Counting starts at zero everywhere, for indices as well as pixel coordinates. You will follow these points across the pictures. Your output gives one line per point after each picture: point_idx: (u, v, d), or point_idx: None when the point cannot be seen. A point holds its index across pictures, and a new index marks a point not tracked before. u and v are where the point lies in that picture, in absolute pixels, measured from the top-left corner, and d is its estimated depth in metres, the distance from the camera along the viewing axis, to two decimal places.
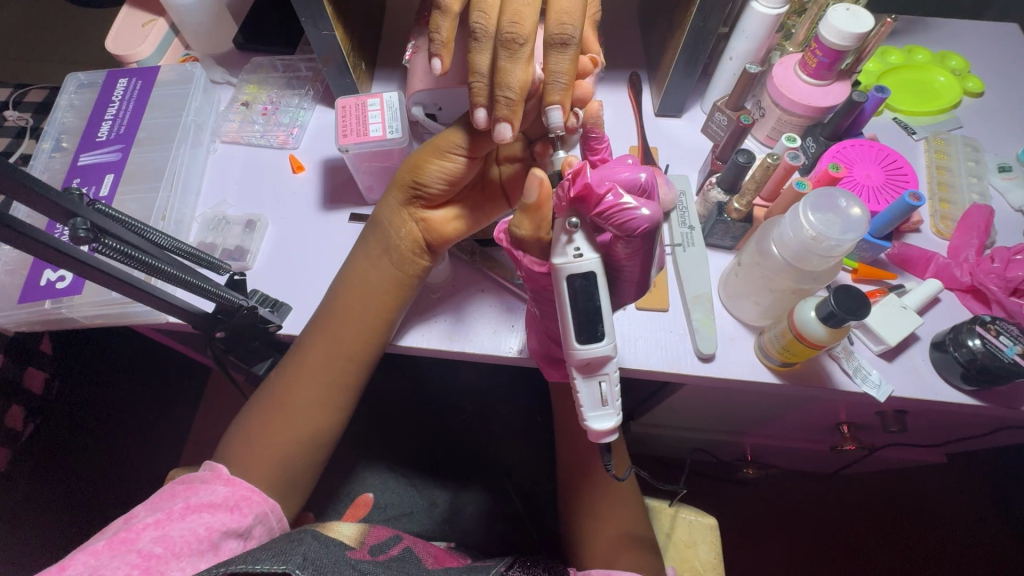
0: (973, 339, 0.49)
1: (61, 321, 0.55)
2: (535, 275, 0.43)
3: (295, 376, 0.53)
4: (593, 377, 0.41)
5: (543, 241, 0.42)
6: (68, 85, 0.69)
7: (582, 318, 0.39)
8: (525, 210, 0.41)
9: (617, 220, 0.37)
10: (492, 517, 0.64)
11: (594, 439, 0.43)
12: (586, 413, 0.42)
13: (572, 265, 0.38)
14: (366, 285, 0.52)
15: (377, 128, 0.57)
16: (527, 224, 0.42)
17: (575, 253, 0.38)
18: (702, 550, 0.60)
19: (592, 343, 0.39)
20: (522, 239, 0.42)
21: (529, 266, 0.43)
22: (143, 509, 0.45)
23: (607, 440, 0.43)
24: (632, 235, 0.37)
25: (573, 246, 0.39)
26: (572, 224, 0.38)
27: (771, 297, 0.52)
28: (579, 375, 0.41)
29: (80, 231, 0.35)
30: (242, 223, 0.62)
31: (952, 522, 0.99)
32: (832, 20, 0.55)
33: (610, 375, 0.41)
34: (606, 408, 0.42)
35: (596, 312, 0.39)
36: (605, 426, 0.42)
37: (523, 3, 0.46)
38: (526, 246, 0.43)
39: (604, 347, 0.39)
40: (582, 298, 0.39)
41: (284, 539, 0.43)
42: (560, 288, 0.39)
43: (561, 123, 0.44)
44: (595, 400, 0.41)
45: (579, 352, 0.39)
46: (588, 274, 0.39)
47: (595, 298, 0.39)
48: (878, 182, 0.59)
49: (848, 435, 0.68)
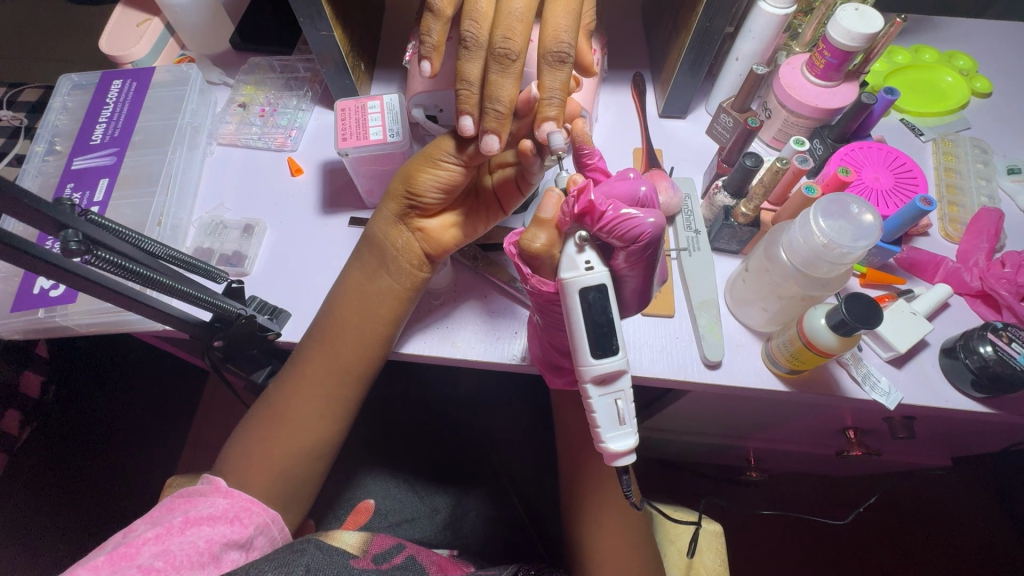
0: (985, 346, 0.49)
1: (56, 329, 0.54)
2: (544, 293, 0.41)
3: (294, 387, 0.52)
4: (609, 394, 0.39)
5: (556, 258, 0.39)
6: (62, 87, 0.68)
7: (593, 333, 0.37)
8: (538, 222, 0.39)
9: (623, 230, 0.36)
10: (496, 523, 0.63)
11: (609, 462, 0.40)
12: (602, 433, 0.39)
13: (583, 278, 0.38)
14: (364, 298, 0.51)
15: (378, 132, 0.56)
16: (542, 236, 0.38)
17: (585, 265, 0.38)
18: (707, 557, 0.59)
19: (607, 358, 0.38)
20: (536, 253, 0.39)
21: (537, 285, 0.40)
22: (142, 523, 0.45)
23: (623, 464, 0.40)
24: (634, 243, 0.37)
25: (582, 258, 0.38)
26: (580, 238, 0.38)
27: (779, 304, 0.51)
28: (594, 392, 0.39)
29: (72, 243, 0.34)
30: (240, 228, 0.60)
31: (955, 523, 0.99)
32: (840, 20, 0.54)
33: (625, 391, 0.39)
34: (623, 427, 0.39)
35: (609, 324, 0.37)
36: (624, 447, 0.39)
37: (517, 17, 0.45)
38: (538, 262, 0.39)
39: (619, 361, 0.38)
40: (595, 310, 0.37)
41: (286, 548, 0.42)
42: (573, 301, 0.38)
43: (562, 145, 0.43)
44: (612, 418, 0.39)
45: (592, 368, 0.38)
46: (600, 286, 0.38)
47: (609, 311, 0.38)
48: (888, 186, 0.58)
49: (854, 440, 0.67)
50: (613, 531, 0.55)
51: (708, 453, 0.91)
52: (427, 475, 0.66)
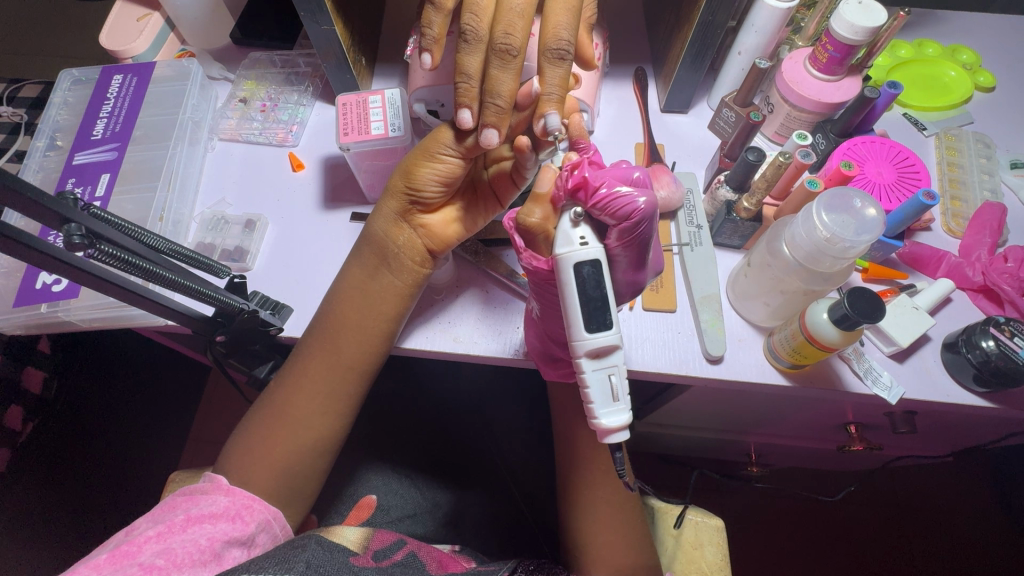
0: (987, 341, 0.48)
1: (59, 324, 0.55)
2: (538, 269, 0.40)
3: (296, 383, 0.52)
4: (602, 369, 0.38)
5: (550, 234, 0.40)
6: (63, 81, 0.67)
7: (590, 307, 0.37)
8: (535, 197, 0.39)
9: (615, 207, 0.37)
10: (497, 518, 0.63)
11: (601, 438, 0.39)
12: (595, 409, 0.39)
13: (578, 253, 0.37)
14: (367, 295, 0.51)
15: (379, 126, 0.56)
16: (537, 211, 0.39)
17: (580, 240, 0.37)
18: (709, 551, 0.59)
19: (600, 332, 0.37)
20: (531, 227, 0.39)
21: (532, 261, 0.40)
22: (145, 520, 0.45)
23: (614, 441, 0.39)
24: (628, 220, 0.37)
25: (577, 233, 0.38)
26: (575, 214, 0.38)
27: (782, 297, 0.51)
28: (588, 365, 0.38)
29: (74, 237, 0.34)
30: (242, 223, 0.61)
31: (951, 517, 1.00)
32: (843, 14, 0.54)
33: (619, 367, 0.38)
34: (617, 403, 0.39)
35: (603, 300, 0.37)
36: (617, 422, 0.38)
37: (517, 13, 0.45)
38: (530, 238, 0.40)
39: (613, 336, 0.37)
40: (589, 285, 0.37)
41: (287, 544, 0.43)
42: (567, 276, 0.37)
43: (560, 126, 0.43)
44: (606, 394, 0.38)
45: (587, 342, 0.37)
46: (595, 262, 0.37)
47: (604, 287, 0.37)
48: (891, 180, 0.58)
49: (856, 435, 0.67)
50: (613, 528, 0.55)
51: (706, 448, 0.91)
52: (429, 470, 0.66)
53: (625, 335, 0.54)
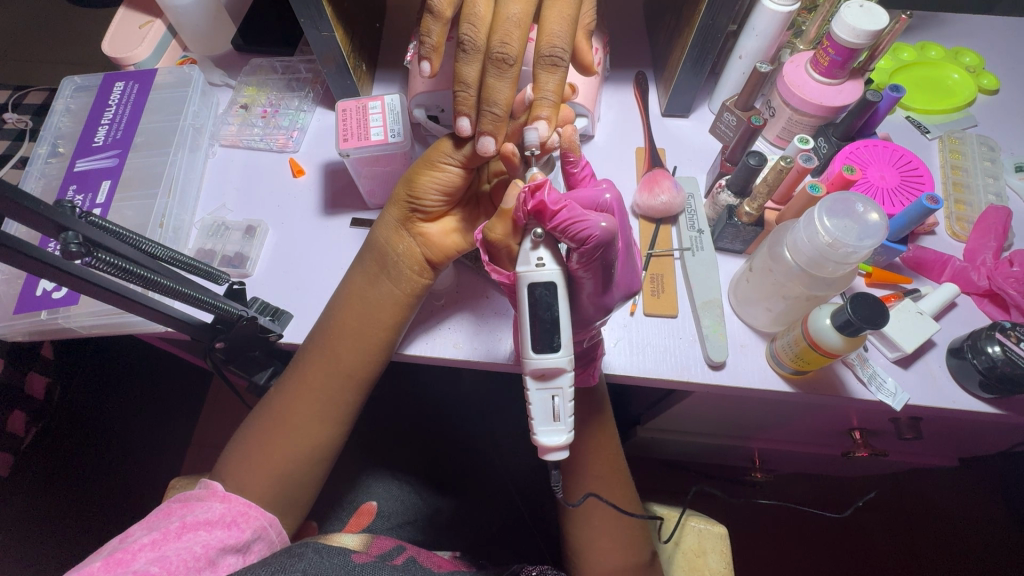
0: (993, 346, 0.48)
1: (60, 331, 0.55)
2: (501, 284, 0.41)
3: (295, 391, 0.51)
4: (546, 389, 0.38)
5: (512, 250, 0.39)
6: (65, 89, 0.68)
7: (538, 327, 0.37)
8: (498, 213, 0.39)
9: (574, 230, 0.36)
10: (495, 525, 0.62)
11: (541, 455, 0.40)
12: (536, 426, 0.39)
13: (533, 274, 0.37)
14: (365, 302, 0.51)
15: (378, 132, 0.55)
16: (500, 227, 0.39)
17: (537, 262, 0.37)
18: (712, 559, 0.57)
19: (547, 353, 0.37)
20: (494, 242, 0.39)
21: (494, 276, 0.40)
22: (139, 527, 0.45)
23: (558, 459, 0.40)
24: (585, 244, 0.36)
25: (535, 254, 0.38)
26: (535, 236, 0.37)
27: (783, 304, 0.51)
28: (532, 384, 0.38)
29: (71, 245, 0.34)
30: (242, 229, 0.61)
31: (957, 520, 0.99)
32: (845, 18, 0.53)
33: (564, 390, 0.38)
34: (557, 424, 0.39)
35: (554, 323, 0.37)
36: (555, 441, 0.39)
37: (514, 23, 0.45)
38: (494, 251, 0.40)
39: (561, 359, 0.37)
40: (540, 307, 0.37)
41: (284, 553, 0.42)
42: (522, 293, 0.38)
43: (536, 142, 0.42)
44: (546, 413, 0.39)
45: (533, 361, 0.37)
46: (549, 283, 0.37)
47: (555, 309, 0.37)
48: (894, 184, 0.58)
49: (860, 441, 0.66)
50: (610, 533, 0.55)
51: (709, 453, 0.90)
52: (428, 478, 0.66)
53: (625, 340, 0.54)
